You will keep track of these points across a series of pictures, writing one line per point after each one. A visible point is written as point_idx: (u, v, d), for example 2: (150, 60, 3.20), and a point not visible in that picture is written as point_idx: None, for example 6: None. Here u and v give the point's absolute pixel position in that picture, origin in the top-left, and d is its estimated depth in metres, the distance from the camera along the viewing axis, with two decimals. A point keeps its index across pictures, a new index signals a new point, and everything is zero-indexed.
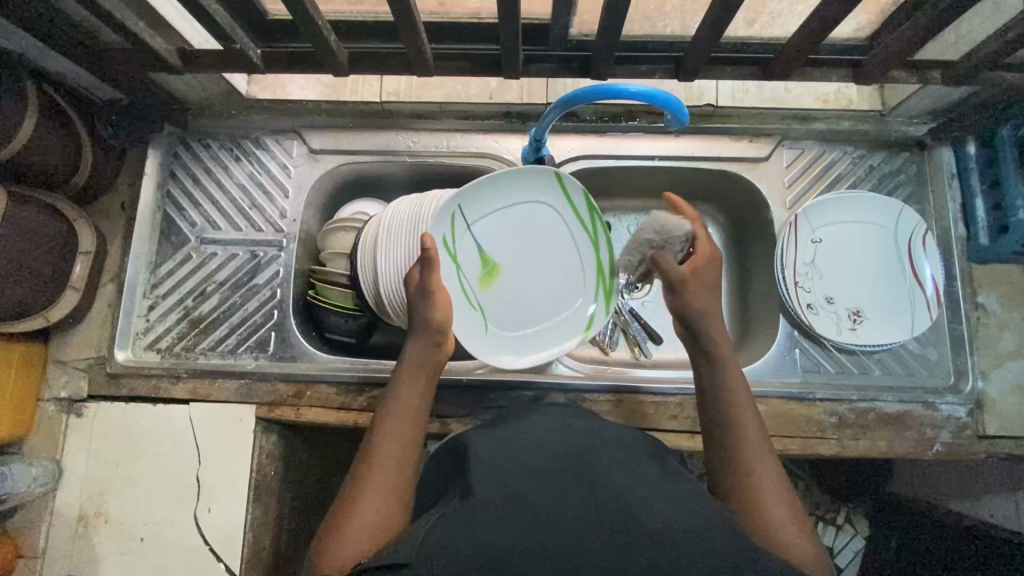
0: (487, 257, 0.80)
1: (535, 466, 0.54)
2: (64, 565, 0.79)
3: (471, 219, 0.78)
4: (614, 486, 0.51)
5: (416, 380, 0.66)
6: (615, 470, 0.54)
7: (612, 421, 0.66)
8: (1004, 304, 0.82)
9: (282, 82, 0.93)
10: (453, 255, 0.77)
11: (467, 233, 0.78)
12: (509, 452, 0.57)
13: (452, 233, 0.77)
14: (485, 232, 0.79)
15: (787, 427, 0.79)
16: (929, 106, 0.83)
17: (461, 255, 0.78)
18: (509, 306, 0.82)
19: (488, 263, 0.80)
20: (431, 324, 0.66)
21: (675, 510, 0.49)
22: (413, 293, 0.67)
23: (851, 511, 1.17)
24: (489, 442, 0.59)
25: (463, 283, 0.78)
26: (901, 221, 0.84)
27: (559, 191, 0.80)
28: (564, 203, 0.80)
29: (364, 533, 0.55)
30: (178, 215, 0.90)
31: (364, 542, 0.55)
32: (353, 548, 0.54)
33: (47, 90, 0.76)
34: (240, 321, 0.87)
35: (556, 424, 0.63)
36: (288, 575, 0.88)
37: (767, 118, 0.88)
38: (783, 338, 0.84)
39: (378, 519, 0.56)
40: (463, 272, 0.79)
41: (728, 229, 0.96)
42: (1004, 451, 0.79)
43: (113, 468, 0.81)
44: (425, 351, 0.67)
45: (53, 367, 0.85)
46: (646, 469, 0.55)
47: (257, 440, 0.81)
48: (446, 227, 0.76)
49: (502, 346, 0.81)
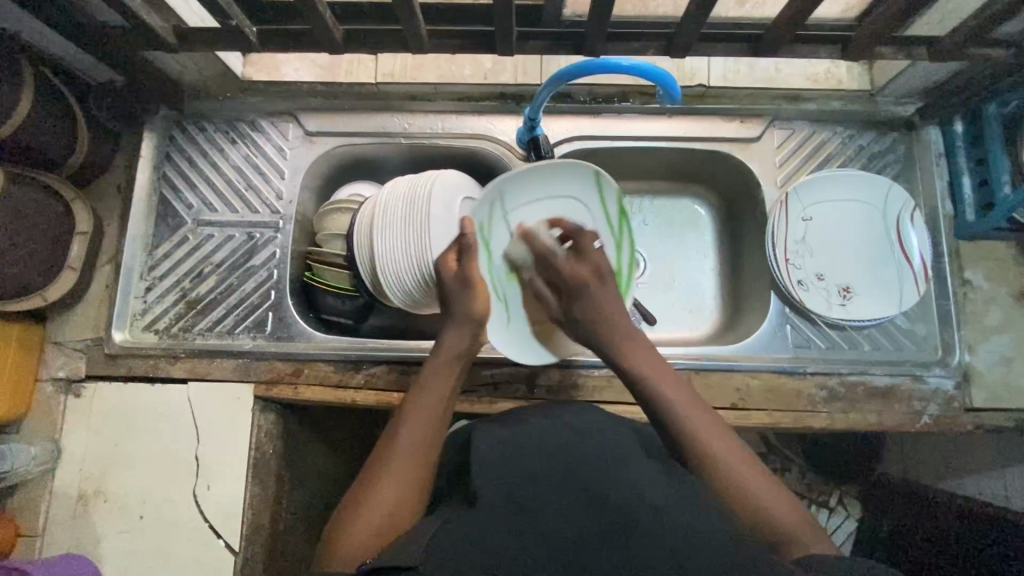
0: (519, 251, 0.84)
1: (539, 477, 0.54)
2: (64, 543, 0.79)
3: (508, 210, 0.82)
4: (620, 496, 0.51)
5: (447, 371, 0.69)
6: (619, 477, 0.55)
7: (611, 426, 0.66)
8: (990, 279, 0.84)
9: (277, 63, 0.93)
10: (486, 243, 0.81)
11: (502, 223, 0.82)
12: (510, 459, 0.57)
13: (488, 220, 0.81)
14: (519, 224, 0.83)
15: (778, 401, 0.81)
16: (916, 85, 0.84)
17: (493, 244, 0.82)
18: (532, 302, 0.85)
19: (520, 258, 0.84)
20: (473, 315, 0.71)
21: (683, 523, 0.49)
22: (454, 284, 0.72)
23: (844, 494, 1.18)
24: (489, 448, 0.60)
25: (491, 270, 0.82)
26: (890, 198, 0.85)
27: (594, 193, 0.84)
28: (597, 202, 0.84)
29: (383, 512, 0.56)
30: (174, 198, 0.90)
31: (380, 523, 0.56)
32: (373, 524, 0.56)
33: (42, 71, 0.76)
34: (237, 302, 0.88)
35: (559, 430, 0.63)
36: (288, 553, 0.89)
37: (758, 99, 0.89)
38: (774, 314, 0.86)
39: (397, 502, 0.58)
40: (495, 262, 0.83)
41: (721, 210, 0.99)
42: (990, 423, 0.80)
43: (112, 447, 0.81)
44: (458, 342, 0.70)
45: (51, 348, 0.85)
46: (646, 475, 0.56)
47: (256, 419, 0.82)
48: (483, 215, 0.80)
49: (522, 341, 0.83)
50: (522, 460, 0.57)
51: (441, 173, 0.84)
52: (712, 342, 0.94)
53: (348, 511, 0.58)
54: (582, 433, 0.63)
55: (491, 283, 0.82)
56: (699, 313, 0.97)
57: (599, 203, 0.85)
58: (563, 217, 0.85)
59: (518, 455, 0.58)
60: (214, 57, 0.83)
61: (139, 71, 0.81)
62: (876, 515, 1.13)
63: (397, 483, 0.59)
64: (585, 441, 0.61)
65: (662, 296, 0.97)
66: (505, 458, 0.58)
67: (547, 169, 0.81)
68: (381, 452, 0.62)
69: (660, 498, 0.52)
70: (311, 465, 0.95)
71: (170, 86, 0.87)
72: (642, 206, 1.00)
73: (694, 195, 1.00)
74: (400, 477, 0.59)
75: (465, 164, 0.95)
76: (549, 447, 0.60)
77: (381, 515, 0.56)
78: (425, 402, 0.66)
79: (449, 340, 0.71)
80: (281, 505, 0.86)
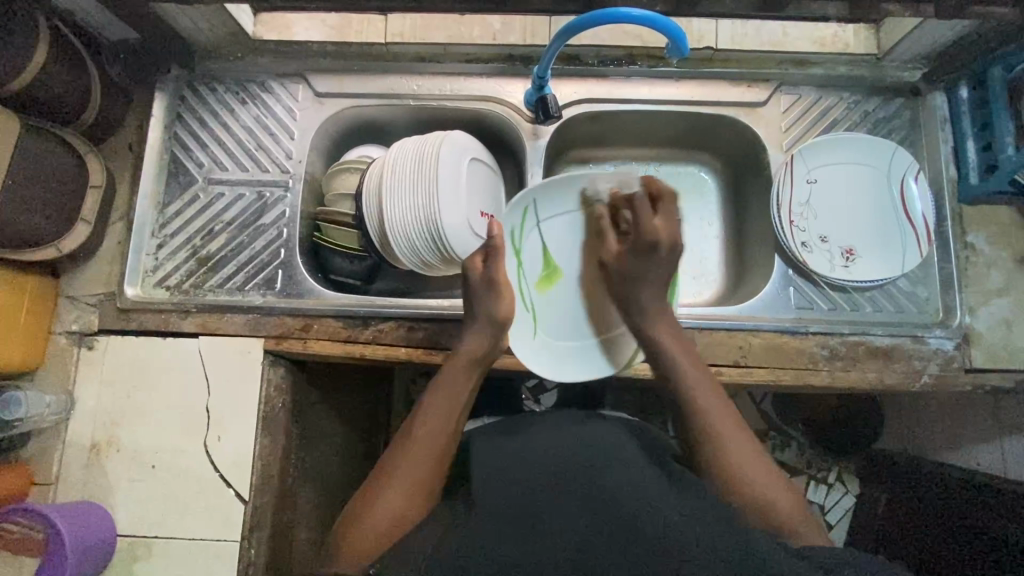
0: (550, 260, 0.85)
1: (542, 483, 0.59)
2: (77, 492, 0.81)
3: (542, 219, 0.84)
4: (619, 496, 0.55)
5: (466, 373, 0.71)
6: (616, 477, 0.59)
7: (608, 424, 0.71)
8: (992, 243, 0.84)
9: (288, 22, 0.94)
10: (518, 250, 0.84)
11: (535, 232, 0.84)
12: (515, 467, 0.62)
13: (521, 227, 0.84)
14: (553, 233, 0.85)
15: (781, 359, 0.82)
16: (923, 49, 0.85)
17: (525, 253, 0.84)
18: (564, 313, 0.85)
19: (550, 268, 0.86)
20: (495, 318, 0.72)
21: (684, 518, 0.53)
22: (477, 283, 0.73)
23: (843, 470, 1.19)
24: (500, 454, 0.65)
25: (520, 280, 0.84)
26: (893, 161, 0.86)
27: None
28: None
29: (391, 511, 0.59)
30: (184, 157, 0.91)
31: (389, 522, 0.58)
32: (380, 525, 0.58)
33: (57, 25, 0.77)
34: (247, 259, 0.89)
35: (560, 434, 0.68)
36: (295, 508, 0.90)
37: (765, 63, 0.90)
38: (777, 276, 0.87)
39: (407, 500, 0.60)
40: (525, 273, 0.85)
41: (724, 175, 1.00)
42: (990, 383, 0.81)
43: (124, 398, 0.83)
44: (481, 342, 0.72)
45: (64, 302, 0.86)
46: (647, 474, 0.60)
47: (266, 372, 0.84)
48: (517, 219, 0.83)
49: (549, 351, 0.84)
50: (527, 462, 0.62)
51: (449, 134, 0.84)
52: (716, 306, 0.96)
53: (361, 505, 0.60)
54: (590, 434, 0.67)
55: (518, 292, 0.84)
56: (703, 278, 0.98)
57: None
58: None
59: (521, 458, 0.63)
60: (224, 12, 0.84)
61: (150, 26, 0.82)
62: (875, 488, 1.13)
63: (410, 481, 0.61)
64: (585, 443, 0.65)
65: None
66: (511, 463, 0.62)
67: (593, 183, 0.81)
68: (398, 450, 0.64)
69: (660, 494, 0.56)
70: (318, 423, 0.96)
71: (183, 43, 0.88)
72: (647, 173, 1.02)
73: (699, 162, 1.01)
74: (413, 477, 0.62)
75: (472, 127, 0.96)
76: (552, 451, 0.64)
77: (393, 511, 0.59)
78: (442, 400, 0.68)
79: (470, 342, 0.72)
80: (288, 459, 0.87)
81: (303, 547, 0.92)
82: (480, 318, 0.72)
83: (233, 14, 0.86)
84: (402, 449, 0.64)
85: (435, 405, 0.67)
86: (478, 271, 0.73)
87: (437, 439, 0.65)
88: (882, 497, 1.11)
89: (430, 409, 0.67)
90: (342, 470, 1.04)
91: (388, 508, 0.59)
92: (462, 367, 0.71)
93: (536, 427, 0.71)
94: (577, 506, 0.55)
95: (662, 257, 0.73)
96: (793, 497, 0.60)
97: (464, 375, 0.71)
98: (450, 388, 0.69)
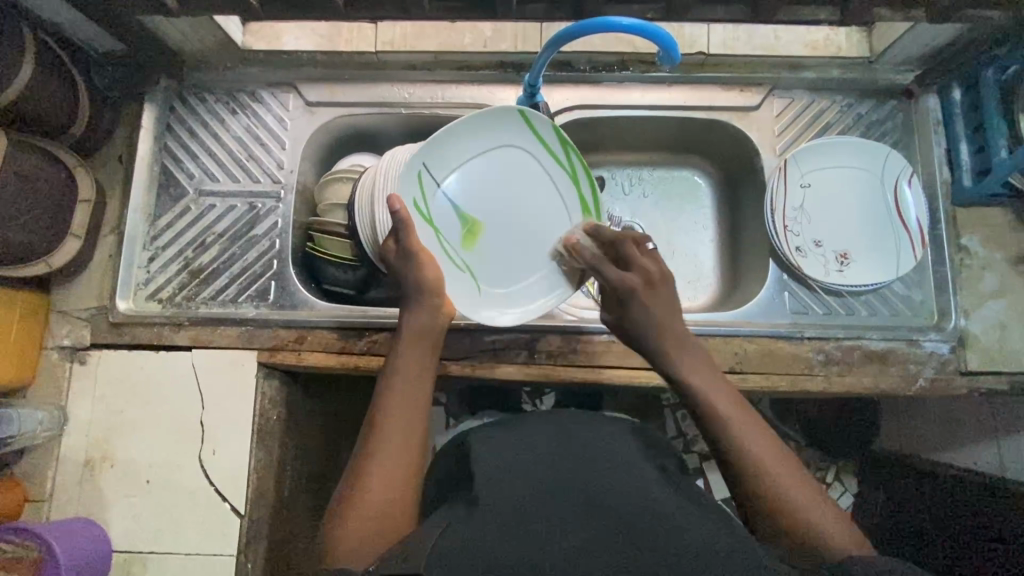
0: (463, 213, 0.80)
1: (540, 482, 0.58)
2: (71, 507, 0.80)
3: (439, 179, 0.77)
4: (618, 500, 0.55)
5: (414, 353, 0.68)
6: (614, 481, 0.59)
7: (607, 428, 0.71)
8: (986, 245, 0.85)
9: (277, 32, 0.93)
10: (428, 218, 0.77)
11: (439, 193, 0.78)
12: (514, 466, 0.61)
13: (422, 195, 0.76)
14: (454, 184, 0.79)
15: (776, 365, 0.82)
16: (915, 51, 0.85)
17: (436, 217, 0.78)
18: (496, 262, 0.82)
19: (467, 221, 0.80)
20: (424, 287, 0.69)
21: (689, 524, 0.52)
22: (396, 259, 0.70)
23: (841, 468, 1.18)
24: (497, 453, 0.65)
25: (442, 243, 0.78)
26: (887, 165, 0.86)
27: (526, 128, 0.80)
28: (537, 142, 0.81)
29: (369, 514, 0.56)
30: (174, 168, 0.91)
31: (368, 525, 0.56)
32: (359, 530, 0.56)
33: (44, 39, 0.76)
34: (240, 270, 0.88)
35: (559, 434, 0.68)
36: (290, 520, 0.89)
37: (757, 67, 0.90)
38: (772, 280, 0.87)
39: (383, 502, 0.58)
40: (443, 234, 0.79)
41: (718, 178, 1.00)
42: (985, 386, 0.81)
43: (117, 413, 0.82)
44: (424, 319, 0.69)
45: (55, 317, 0.86)
46: (648, 482, 0.60)
47: (259, 385, 0.83)
48: (414, 190, 0.75)
49: (496, 305, 0.81)
50: (526, 463, 0.62)
51: None
52: (711, 311, 0.96)
53: (336, 519, 0.57)
54: (585, 442, 0.67)
55: (446, 259, 0.78)
56: (698, 283, 0.98)
57: (537, 140, 0.81)
58: (510, 162, 0.81)
59: (521, 459, 0.63)
60: (213, 22, 0.83)
61: (138, 38, 0.82)
62: (873, 488, 1.13)
63: (380, 483, 0.58)
64: (585, 447, 0.65)
65: (661, 267, 0.98)
66: (506, 464, 0.62)
67: (474, 118, 0.76)
68: (364, 450, 0.61)
69: (663, 502, 0.56)
70: (313, 433, 0.96)
71: (172, 54, 0.88)
72: (641, 177, 1.01)
73: (694, 166, 1.01)
74: (386, 473, 0.59)
75: None
76: (551, 452, 0.64)
77: (370, 513, 0.56)
78: (399, 390, 0.65)
79: (412, 320, 0.69)
80: (284, 471, 0.87)
81: (301, 558, 0.92)
82: (412, 295, 0.70)
83: (221, 26, 0.85)
84: (368, 451, 0.61)
85: (395, 399, 0.64)
86: (393, 251, 0.71)
87: (401, 428, 0.62)
88: (879, 498, 1.10)
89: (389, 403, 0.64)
90: (337, 480, 1.03)
91: (366, 511, 0.57)
92: (411, 348, 0.68)
93: (538, 425, 0.71)
94: (576, 507, 0.54)
95: (642, 299, 0.69)
96: (833, 519, 0.55)
97: (418, 355, 0.68)
98: (404, 372, 0.66)
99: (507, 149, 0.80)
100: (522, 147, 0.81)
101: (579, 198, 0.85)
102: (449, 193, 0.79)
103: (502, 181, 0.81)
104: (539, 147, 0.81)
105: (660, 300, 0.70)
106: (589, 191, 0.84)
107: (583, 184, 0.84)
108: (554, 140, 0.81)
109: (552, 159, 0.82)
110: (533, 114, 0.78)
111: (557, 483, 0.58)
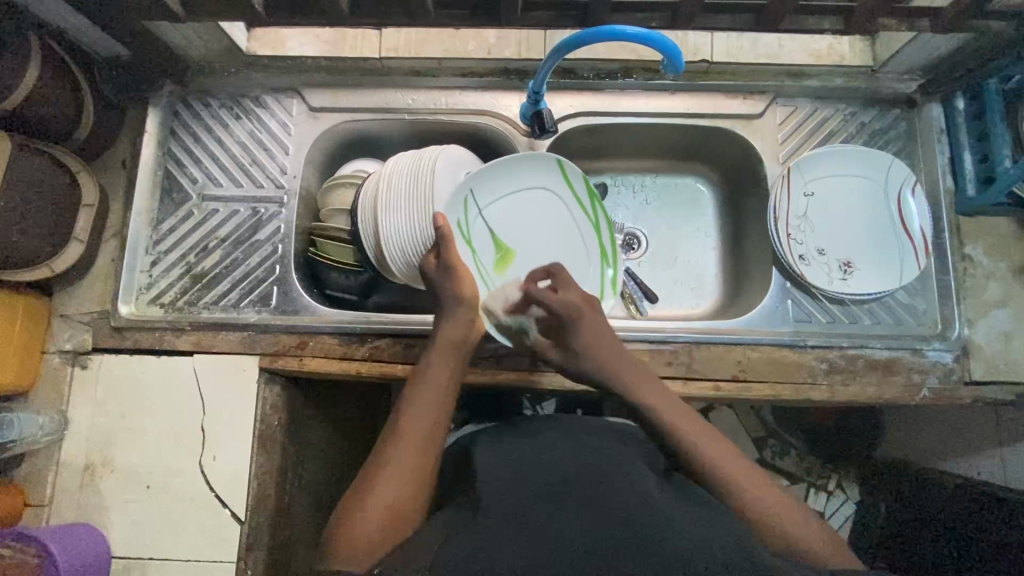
0: (500, 243, 0.87)
1: (544, 487, 0.58)
2: (71, 512, 0.80)
3: (482, 206, 0.85)
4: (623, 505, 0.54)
5: (443, 359, 0.69)
6: (620, 486, 0.58)
7: (610, 434, 0.71)
8: (990, 254, 0.84)
9: (281, 37, 0.93)
10: (467, 241, 0.84)
11: (480, 219, 0.85)
12: (520, 471, 0.61)
13: (466, 217, 0.84)
14: (496, 216, 0.86)
15: (779, 373, 0.81)
16: (919, 60, 0.85)
17: (474, 237, 0.85)
18: None
19: (504, 250, 0.87)
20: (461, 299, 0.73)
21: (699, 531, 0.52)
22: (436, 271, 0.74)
23: (842, 477, 1.18)
24: (502, 459, 0.64)
25: (475, 262, 0.85)
26: (892, 174, 0.86)
27: (559, 174, 0.87)
28: (564, 184, 0.88)
29: (382, 509, 0.57)
30: (178, 173, 0.91)
31: (381, 518, 0.56)
32: (374, 525, 0.56)
33: (50, 44, 0.77)
34: (242, 275, 0.88)
35: (566, 441, 0.68)
36: (289, 527, 0.89)
37: (760, 76, 0.90)
38: (775, 289, 0.87)
39: (396, 498, 0.58)
40: (478, 256, 0.85)
41: (720, 185, 1.00)
42: (989, 396, 0.81)
43: (118, 418, 0.82)
44: (457, 328, 0.72)
45: (58, 321, 0.86)
46: (652, 487, 0.59)
47: (260, 391, 0.83)
48: (460, 212, 0.83)
49: None
50: (533, 468, 0.62)
51: (444, 148, 0.83)
52: (714, 318, 0.95)
53: (348, 511, 0.58)
54: (592, 449, 0.66)
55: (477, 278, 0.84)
56: (701, 290, 0.98)
57: (566, 185, 0.88)
58: (535, 205, 0.88)
59: (529, 464, 0.62)
60: (218, 29, 0.84)
61: (144, 43, 0.82)
62: (875, 495, 1.12)
63: (397, 478, 0.59)
64: (591, 454, 0.65)
65: (664, 275, 0.98)
66: (513, 472, 0.61)
67: (513, 161, 0.84)
68: (380, 452, 0.62)
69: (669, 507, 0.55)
70: (312, 439, 0.96)
71: (177, 59, 0.89)
72: (643, 184, 1.01)
73: (695, 173, 1.01)
74: (404, 473, 0.59)
75: (466, 141, 0.96)
76: (556, 458, 0.64)
77: (383, 507, 0.57)
78: (426, 393, 0.66)
79: (447, 329, 0.71)
80: (285, 477, 0.87)
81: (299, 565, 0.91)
82: (450, 301, 0.73)
83: (226, 32, 0.86)
84: (388, 448, 0.62)
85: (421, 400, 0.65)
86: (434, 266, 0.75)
87: (425, 431, 0.63)
88: (881, 507, 1.09)
89: (416, 404, 0.65)
90: (336, 485, 1.03)
91: (375, 514, 0.56)
92: (441, 353, 0.69)
93: (546, 431, 0.71)
94: (581, 511, 0.53)
95: (587, 319, 0.73)
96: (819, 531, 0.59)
97: (448, 362, 0.69)
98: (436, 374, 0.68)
99: (544, 193, 0.88)
100: (551, 190, 0.88)
101: (600, 245, 0.91)
102: (489, 218, 0.86)
103: (535, 223, 0.88)
104: (569, 194, 0.89)
105: (596, 318, 0.74)
106: (609, 241, 0.91)
107: (604, 233, 0.91)
108: (585, 193, 0.89)
109: (580, 208, 0.90)
110: (567, 163, 0.87)
111: (562, 488, 0.57)
